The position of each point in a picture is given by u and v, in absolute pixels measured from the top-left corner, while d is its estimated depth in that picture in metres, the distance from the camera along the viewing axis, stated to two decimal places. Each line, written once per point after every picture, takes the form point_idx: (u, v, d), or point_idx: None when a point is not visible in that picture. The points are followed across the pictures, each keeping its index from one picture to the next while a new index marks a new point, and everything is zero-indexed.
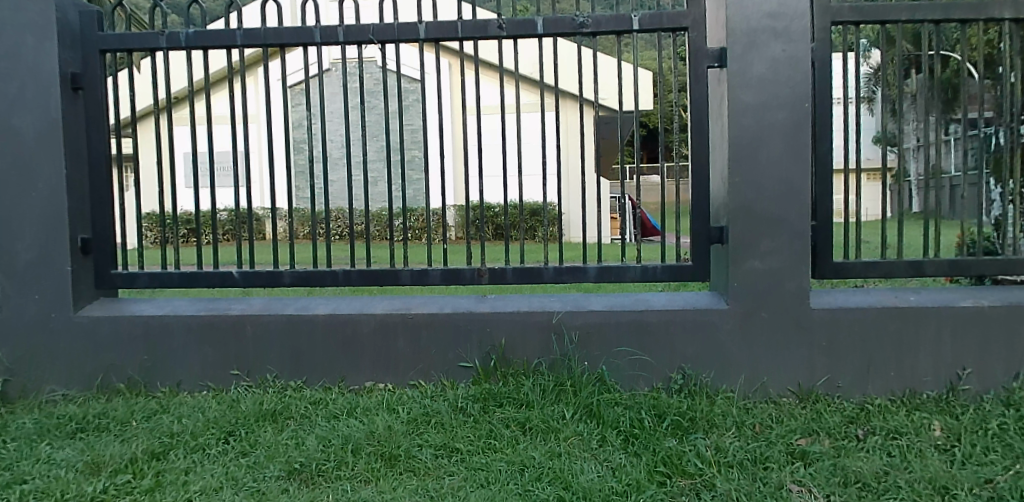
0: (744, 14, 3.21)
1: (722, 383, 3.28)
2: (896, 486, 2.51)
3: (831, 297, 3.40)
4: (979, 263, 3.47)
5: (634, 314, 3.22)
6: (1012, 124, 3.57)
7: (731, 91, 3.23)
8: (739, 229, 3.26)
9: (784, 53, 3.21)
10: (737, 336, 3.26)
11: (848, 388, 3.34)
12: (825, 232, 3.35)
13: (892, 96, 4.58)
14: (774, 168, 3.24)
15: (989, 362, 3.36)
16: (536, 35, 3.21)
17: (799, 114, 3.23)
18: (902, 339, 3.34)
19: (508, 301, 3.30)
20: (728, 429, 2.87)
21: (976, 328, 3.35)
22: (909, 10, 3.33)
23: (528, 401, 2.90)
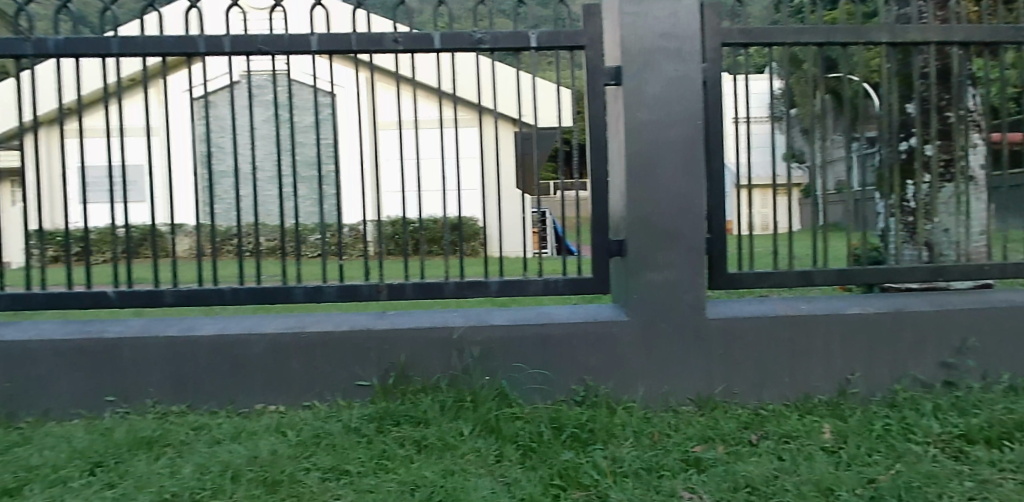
0: (639, 35, 3.30)
1: (622, 394, 3.32)
2: (783, 489, 2.62)
3: (726, 307, 3.52)
4: (864, 271, 3.74)
5: (535, 328, 3.22)
6: (892, 141, 3.83)
7: (627, 108, 3.31)
8: (637, 243, 3.33)
9: (677, 73, 3.32)
10: (637, 348, 3.32)
11: (743, 394, 3.45)
12: (720, 244, 3.47)
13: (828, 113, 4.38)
14: (669, 184, 3.33)
15: (873, 366, 3.60)
16: (434, 50, 3.22)
17: (693, 132, 3.35)
18: (794, 346, 3.49)
19: (407, 317, 3.26)
20: (626, 439, 2.90)
21: (861, 334, 3.57)
22: (794, 34, 3.55)
23: (425, 418, 2.84)
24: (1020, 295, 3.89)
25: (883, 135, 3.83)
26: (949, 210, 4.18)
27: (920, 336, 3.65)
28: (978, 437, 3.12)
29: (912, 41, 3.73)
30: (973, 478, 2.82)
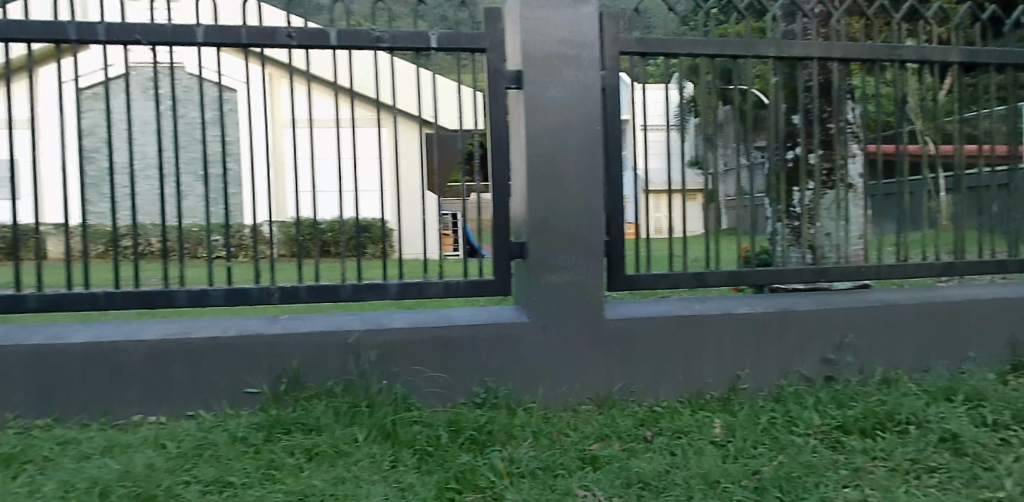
0: (539, 40, 3.38)
1: (522, 395, 3.35)
2: (673, 483, 2.72)
3: (624, 308, 3.62)
4: (754, 273, 3.93)
5: (434, 330, 3.20)
6: (778, 150, 4.03)
7: (528, 112, 3.36)
8: (537, 245, 3.38)
9: (576, 79, 3.41)
10: (537, 348, 3.36)
11: (641, 392, 3.55)
12: (618, 247, 3.60)
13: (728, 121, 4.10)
14: (568, 187, 3.41)
15: (761, 363, 3.79)
16: (330, 47, 3.17)
17: (592, 137, 3.45)
18: (688, 345, 3.63)
19: (301, 321, 3.17)
20: (524, 440, 2.92)
21: (750, 332, 3.76)
22: (688, 45, 3.71)
23: (318, 425, 2.77)
24: (892, 295, 4.21)
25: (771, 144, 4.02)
26: (830, 215, 4.47)
27: (803, 334, 3.88)
28: (854, 428, 3.36)
29: (796, 56, 3.97)
30: (847, 466, 3.02)
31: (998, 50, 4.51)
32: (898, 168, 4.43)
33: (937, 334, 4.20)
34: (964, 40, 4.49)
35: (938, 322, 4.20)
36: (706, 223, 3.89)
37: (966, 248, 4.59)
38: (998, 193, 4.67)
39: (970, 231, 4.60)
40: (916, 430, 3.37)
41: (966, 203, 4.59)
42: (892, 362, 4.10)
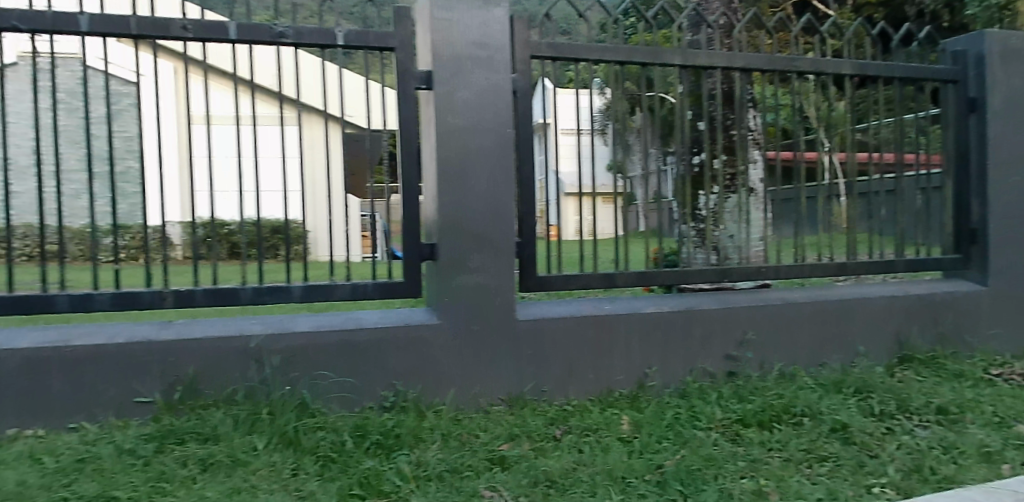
0: (449, 41, 3.39)
1: (432, 397, 3.33)
2: (579, 480, 2.76)
3: (535, 309, 3.67)
4: (661, 273, 4.05)
5: (339, 333, 3.15)
6: (685, 156, 4.15)
7: (438, 113, 3.36)
8: (447, 246, 3.38)
9: (487, 81, 3.44)
10: (447, 350, 3.35)
11: (552, 392, 3.60)
12: (529, 248, 3.65)
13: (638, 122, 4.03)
14: (479, 189, 3.42)
15: (668, 361, 3.91)
16: (229, 41, 3.06)
17: (503, 139, 3.48)
18: (597, 344, 3.71)
19: (197, 326, 3.05)
20: (432, 443, 2.91)
21: (657, 331, 3.87)
22: (597, 51, 3.81)
23: (215, 434, 2.66)
24: (789, 294, 4.44)
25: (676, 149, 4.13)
26: (732, 217, 4.61)
27: (707, 332, 4.03)
28: (752, 421, 3.52)
29: (700, 65, 4.14)
30: (746, 457, 3.17)
31: (885, 64, 4.86)
32: (795, 174, 4.68)
33: (830, 330, 4.46)
34: (854, 54, 4.80)
35: (831, 319, 4.46)
36: (616, 225, 3.97)
37: (857, 249, 4.89)
38: (885, 198, 5.01)
39: (860, 233, 4.91)
40: (809, 421, 3.57)
41: (857, 207, 4.89)
42: (790, 358, 4.31)
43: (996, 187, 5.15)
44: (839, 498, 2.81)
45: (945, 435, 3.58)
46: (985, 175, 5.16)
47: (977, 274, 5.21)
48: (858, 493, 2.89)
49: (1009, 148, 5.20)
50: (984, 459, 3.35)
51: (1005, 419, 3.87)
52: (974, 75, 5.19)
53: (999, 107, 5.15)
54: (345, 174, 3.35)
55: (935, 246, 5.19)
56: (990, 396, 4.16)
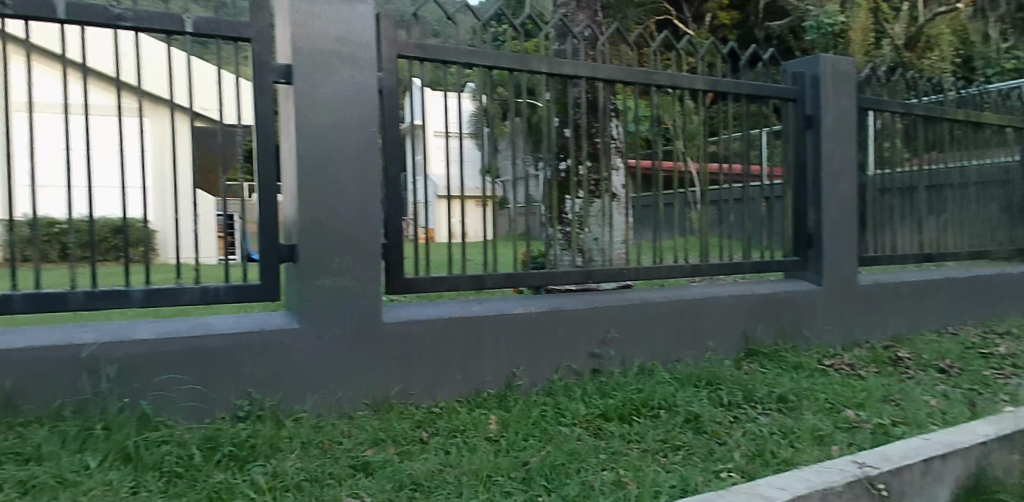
0: (310, 35, 3.29)
1: (292, 404, 3.19)
2: (445, 482, 2.75)
3: (403, 312, 3.64)
4: (529, 275, 4.14)
5: (187, 340, 2.96)
6: (553, 163, 4.27)
7: (298, 108, 3.25)
8: (308, 247, 3.27)
9: (351, 78, 3.38)
10: (309, 354, 3.23)
11: (419, 395, 3.57)
12: (396, 250, 3.65)
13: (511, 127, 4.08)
14: (342, 188, 3.34)
15: (535, 361, 4.00)
16: (57, 21, 2.81)
17: (368, 138, 3.42)
18: (466, 345, 3.73)
19: (19, 335, 2.76)
20: (291, 452, 2.79)
21: (525, 331, 3.96)
22: (466, 55, 3.85)
23: (37, 454, 2.40)
24: (648, 294, 4.69)
25: (544, 155, 4.23)
26: (596, 221, 4.78)
27: (572, 331, 4.17)
28: (613, 415, 3.67)
29: (566, 74, 4.28)
30: (607, 450, 3.30)
31: (734, 81, 5.28)
32: (654, 182, 4.96)
33: (686, 328, 4.75)
34: (706, 71, 5.18)
35: (686, 317, 4.75)
36: (485, 228, 4.02)
37: (710, 252, 5.25)
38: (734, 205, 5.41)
39: (712, 238, 5.28)
40: (665, 413, 3.78)
41: (710, 213, 5.26)
42: (649, 355, 4.55)
43: (828, 197, 5.73)
44: (691, 484, 2.99)
45: (783, 421, 3.92)
46: (819, 186, 5.73)
47: (813, 275, 5.76)
48: (707, 478, 3.09)
49: (838, 161, 5.81)
50: (816, 441, 3.71)
51: (834, 404, 4.30)
52: (810, 97, 5.76)
53: (830, 126, 5.74)
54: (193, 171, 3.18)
55: (777, 250, 5.68)
56: (822, 385, 4.61)
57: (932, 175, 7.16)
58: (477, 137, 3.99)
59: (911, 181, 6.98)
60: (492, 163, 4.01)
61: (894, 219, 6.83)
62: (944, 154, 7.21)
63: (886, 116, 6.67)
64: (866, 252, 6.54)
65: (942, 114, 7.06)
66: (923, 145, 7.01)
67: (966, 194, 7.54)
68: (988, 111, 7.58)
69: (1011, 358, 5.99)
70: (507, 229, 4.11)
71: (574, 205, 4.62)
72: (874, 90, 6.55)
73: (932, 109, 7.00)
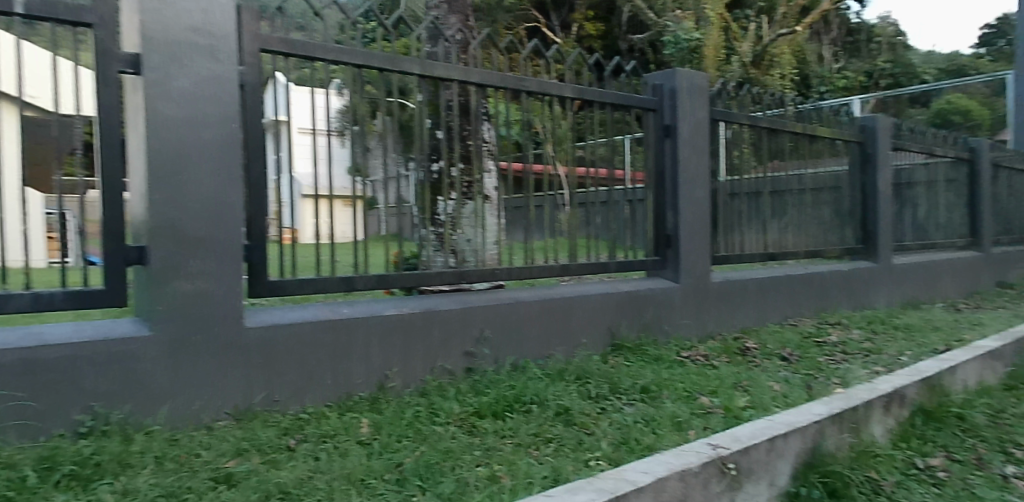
0: (163, 24, 3.09)
1: (143, 417, 2.98)
2: (315, 488, 2.67)
3: (267, 316, 3.50)
4: (399, 276, 4.13)
5: (18, 351, 2.68)
6: (425, 164, 4.31)
7: (149, 101, 3.04)
8: (160, 249, 3.07)
9: (208, 71, 3.21)
10: (162, 362, 3.03)
11: (285, 401, 3.45)
12: (259, 252, 3.53)
13: (381, 127, 4.08)
14: (199, 187, 3.17)
15: (407, 362, 3.99)
16: None
17: (227, 135, 3.28)
18: (336, 349, 3.64)
19: None
20: (143, 467, 2.59)
21: (397, 332, 3.93)
22: (334, 52, 3.78)
23: None
24: (520, 293, 4.81)
25: (415, 155, 4.24)
26: (469, 222, 4.82)
27: (446, 331, 4.19)
28: (487, 412, 3.72)
29: (438, 76, 4.30)
30: (481, 446, 3.33)
31: (599, 91, 5.53)
32: (524, 185, 5.09)
33: (556, 326, 4.92)
34: (574, 78, 5.39)
35: (556, 315, 4.92)
36: (356, 229, 3.95)
37: (577, 252, 5.47)
38: (599, 208, 5.67)
39: (580, 238, 5.50)
40: (536, 408, 3.89)
41: (578, 215, 5.48)
42: (521, 352, 4.67)
43: (685, 200, 6.16)
44: (562, 474, 3.10)
45: (646, 410, 4.16)
46: (676, 190, 6.14)
47: (671, 272, 6.16)
48: (577, 467, 3.21)
49: (693, 167, 6.25)
50: (675, 427, 3.97)
51: (690, 392, 4.62)
52: (669, 107, 6.15)
53: (686, 135, 6.17)
54: (22, 165, 2.91)
55: (639, 249, 6.02)
56: (681, 375, 4.94)
57: (774, 182, 7.89)
58: (344, 135, 3.91)
59: (757, 187, 7.65)
60: (359, 163, 3.97)
61: (743, 222, 7.45)
62: (784, 163, 7.97)
63: (736, 127, 7.27)
64: (718, 252, 7.09)
65: (781, 127, 7.81)
66: (766, 154, 7.71)
67: (803, 199, 8.36)
68: (820, 125, 8.47)
69: (840, 345, 6.72)
70: (378, 229, 4.10)
71: (446, 205, 4.59)
72: (725, 103, 7.11)
73: (773, 122, 7.72)
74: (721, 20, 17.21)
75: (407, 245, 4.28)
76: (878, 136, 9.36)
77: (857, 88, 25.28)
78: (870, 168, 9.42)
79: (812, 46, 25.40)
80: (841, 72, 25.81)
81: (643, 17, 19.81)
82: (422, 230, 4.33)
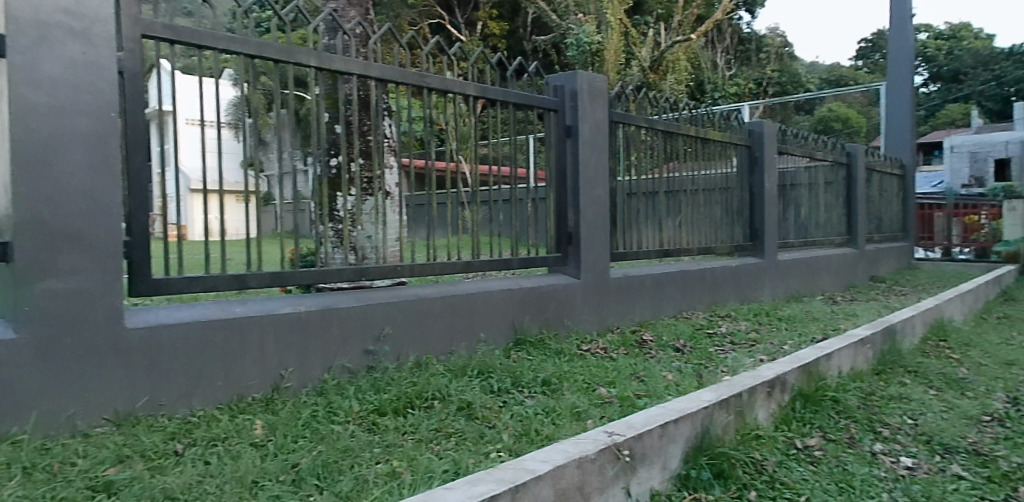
0: (30, 3, 2.86)
1: (9, 427, 2.76)
2: (205, 492, 2.56)
3: (151, 316, 3.33)
4: (296, 274, 4.03)
5: None
6: (322, 158, 4.18)
7: (14, 86, 2.82)
8: (28, 246, 2.85)
9: (83, 56, 3.02)
10: (32, 367, 2.83)
11: (171, 404, 3.29)
12: (141, 250, 3.33)
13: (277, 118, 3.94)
14: (71, 179, 2.98)
15: (304, 362, 3.89)
16: None
17: (105, 125, 3.09)
18: (227, 349, 3.51)
19: None
20: (10, 480, 2.41)
21: (293, 331, 3.83)
22: (224, 40, 3.63)
23: None
24: (421, 290, 4.81)
25: (313, 150, 4.14)
26: (369, 218, 4.72)
27: (345, 329, 4.13)
28: (388, 409, 3.69)
29: (336, 69, 4.21)
30: (381, 444, 3.30)
31: (502, 90, 5.60)
32: (427, 181, 5.09)
33: (458, 322, 4.95)
34: (477, 77, 5.43)
35: (458, 311, 4.95)
36: (248, 226, 3.85)
37: (480, 249, 5.52)
38: (502, 205, 5.74)
39: (483, 235, 5.56)
40: (438, 403, 3.90)
41: (481, 212, 5.53)
42: (423, 349, 4.67)
43: (585, 199, 6.34)
44: (462, 467, 3.12)
45: (547, 402, 4.26)
46: (576, 189, 6.32)
47: (572, 269, 6.33)
48: (478, 459, 3.24)
49: (592, 166, 6.45)
50: (574, 417, 4.09)
51: (589, 384, 4.77)
52: (570, 108, 6.30)
53: (586, 135, 6.35)
54: None
55: (542, 246, 6.15)
56: (580, 368, 5.09)
57: (669, 182, 8.26)
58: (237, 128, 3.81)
59: (653, 187, 7.98)
60: (254, 157, 3.82)
61: (640, 220, 7.75)
62: (678, 164, 8.37)
63: (634, 129, 7.55)
64: (617, 248, 7.37)
65: (676, 129, 8.19)
66: (661, 155, 8.05)
67: (696, 199, 8.80)
68: (712, 129, 8.95)
69: (729, 336, 7.14)
70: (273, 227, 3.98)
71: (345, 201, 4.57)
72: (623, 105, 7.37)
73: (668, 125, 8.09)
74: (621, 25, 17.78)
75: (304, 243, 4.15)
76: (765, 140, 9.99)
77: (747, 95, 26.86)
78: (757, 170, 10.03)
79: (707, 53, 26.74)
80: (733, 79, 27.32)
81: (547, 18, 20.16)
82: (321, 227, 4.23)
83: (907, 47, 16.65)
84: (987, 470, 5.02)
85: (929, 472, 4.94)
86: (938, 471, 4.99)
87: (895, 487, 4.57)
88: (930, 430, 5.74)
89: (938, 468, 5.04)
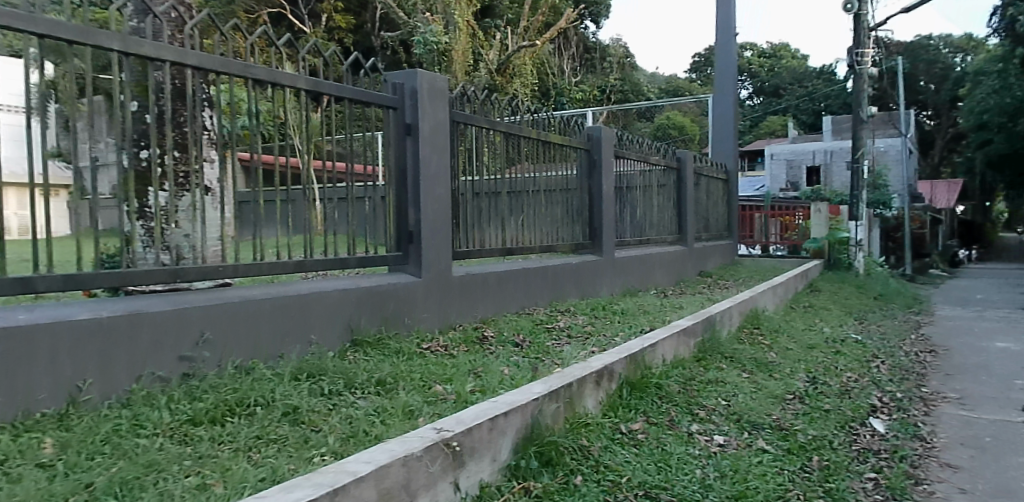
0: None
1: None
2: None
3: None
4: (96, 276, 3.67)
5: None
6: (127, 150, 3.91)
7: None
8: None
9: None
10: None
11: None
12: None
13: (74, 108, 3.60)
14: None
15: (107, 372, 3.57)
16: None
17: None
18: (10, 360, 3.15)
19: None
20: None
21: (94, 339, 3.51)
22: (8, 19, 3.20)
23: None
24: (247, 293, 4.59)
25: (120, 143, 3.87)
26: (185, 216, 4.44)
27: (156, 335, 3.84)
28: (203, 419, 3.49)
29: (145, 55, 3.92)
30: (192, 455, 3.11)
31: (336, 85, 5.39)
32: (254, 177, 4.79)
33: (289, 324, 4.77)
34: (309, 70, 5.21)
35: (289, 314, 4.77)
36: (34, 220, 3.50)
37: (315, 248, 5.37)
38: (338, 204, 5.61)
39: (318, 234, 5.40)
40: (261, 410, 3.74)
41: (317, 210, 5.36)
42: (249, 354, 4.45)
43: (425, 198, 6.36)
44: (280, 473, 3.02)
45: (379, 402, 4.23)
46: (416, 188, 6.32)
47: (413, 268, 6.34)
48: (298, 465, 3.15)
49: (432, 166, 6.48)
50: (406, 416, 4.10)
51: (425, 382, 4.81)
52: (409, 107, 6.28)
53: (426, 134, 6.36)
54: None
55: (380, 245, 6.08)
56: (418, 366, 5.11)
57: (511, 183, 8.49)
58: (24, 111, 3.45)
59: (496, 187, 8.16)
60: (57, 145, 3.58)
61: (483, 219, 7.91)
62: (521, 166, 8.61)
63: (476, 130, 7.66)
64: (459, 247, 7.47)
65: (518, 131, 8.42)
66: (504, 156, 8.25)
67: (538, 199, 9.12)
68: (553, 132, 9.30)
69: (566, 330, 7.50)
70: (70, 224, 3.65)
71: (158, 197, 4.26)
72: (467, 106, 7.47)
73: (510, 127, 8.29)
74: (467, 26, 18.08)
75: (107, 241, 3.84)
76: (602, 145, 10.56)
77: (592, 101, 28.29)
78: (596, 172, 10.58)
79: (554, 59, 27.82)
80: (579, 85, 28.63)
81: (394, 14, 19.95)
82: (127, 224, 3.95)
83: (730, 63, 18.36)
84: (787, 443, 5.72)
85: (737, 448, 5.53)
86: (745, 446, 5.60)
87: (707, 462, 5.05)
88: (740, 409, 6.41)
89: (745, 444, 5.65)
